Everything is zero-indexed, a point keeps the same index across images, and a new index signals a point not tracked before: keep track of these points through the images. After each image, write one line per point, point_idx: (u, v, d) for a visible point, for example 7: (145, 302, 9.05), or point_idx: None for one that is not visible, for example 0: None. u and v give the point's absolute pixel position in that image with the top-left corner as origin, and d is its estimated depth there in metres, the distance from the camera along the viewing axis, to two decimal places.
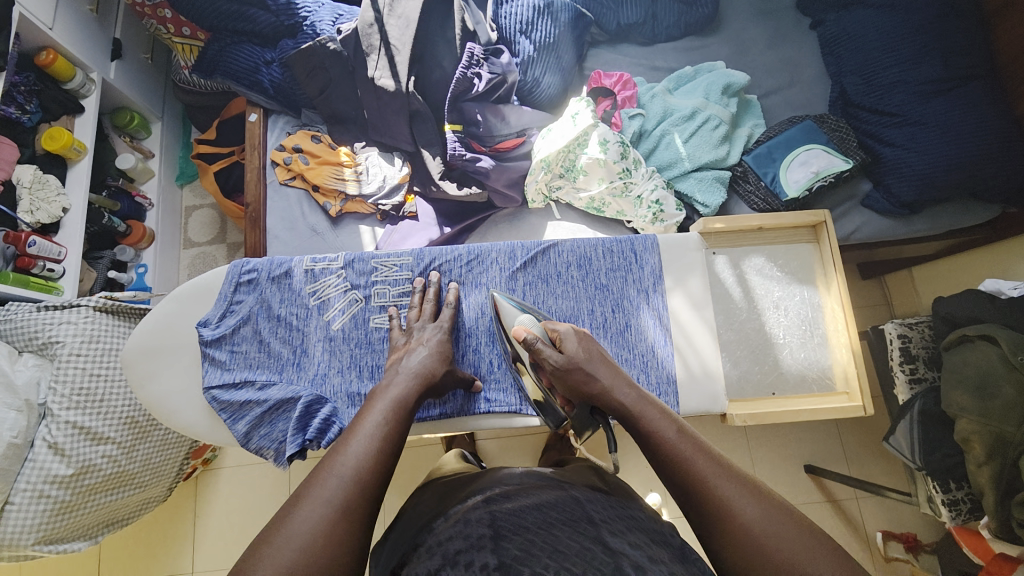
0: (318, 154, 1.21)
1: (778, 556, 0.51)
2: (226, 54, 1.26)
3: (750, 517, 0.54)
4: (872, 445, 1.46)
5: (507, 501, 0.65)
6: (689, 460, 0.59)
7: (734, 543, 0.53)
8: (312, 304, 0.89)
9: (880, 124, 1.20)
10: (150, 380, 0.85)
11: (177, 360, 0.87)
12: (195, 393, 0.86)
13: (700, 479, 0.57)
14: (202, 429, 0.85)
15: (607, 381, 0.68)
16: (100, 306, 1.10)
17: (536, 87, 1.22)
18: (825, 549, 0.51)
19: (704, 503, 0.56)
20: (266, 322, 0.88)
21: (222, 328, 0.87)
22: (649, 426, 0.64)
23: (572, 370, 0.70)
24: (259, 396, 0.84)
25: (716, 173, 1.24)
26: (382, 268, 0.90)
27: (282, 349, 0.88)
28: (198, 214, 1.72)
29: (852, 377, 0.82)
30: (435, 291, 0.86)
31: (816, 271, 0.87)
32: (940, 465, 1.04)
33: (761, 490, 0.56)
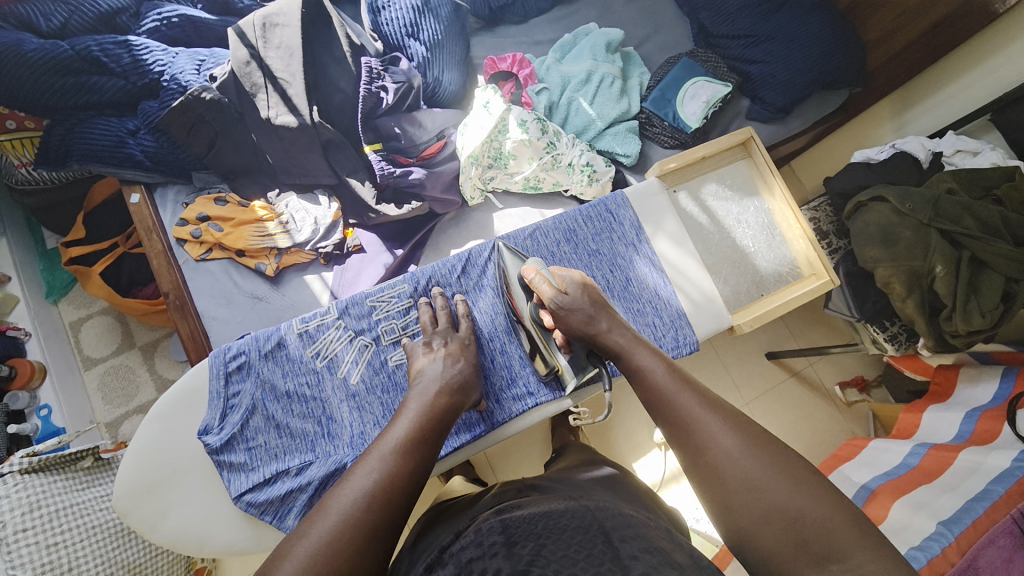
0: (230, 217, 1.09)
1: (750, 480, 0.52)
2: (76, 134, 1.07)
3: (725, 444, 0.56)
4: (810, 316, 1.69)
5: (517, 510, 0.65)
6: (671, 395, 0.62)
7: (708, 467, 0.55)
8: (320, 367, 0.82)
9: (741, 47, 1.36)
10: (163, 516, 0.75)
11: (189, 481, 0.77)
12: (223, 508, 0.77)
13: (681, 411, 0.60)
14: (245, 542, 0.76)
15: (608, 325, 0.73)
16: (26, 467, 0.92)
17: (438, 87, 1.21)
18: (803, 483, 0.51)
19: (684, 433, 0.59)
20: (276, 403, 0.80)
21: (228, 429, 0.77)
22: (638, 365, 0.68)
23: (576, 308, 0.74)
24: (300, 482, 0.76)
25: (626, 125, 1.32)
26: (380, 304, 0.85)
27: (305, 425, 0.81)
28: (90, 326, 1.47)
29: (814, 259, 0.92)
30: (443, 304, 0.84)
31: (757, 181, 0.98)
32: (873, 311, 1.24)
33: (741, 423, 0.57)
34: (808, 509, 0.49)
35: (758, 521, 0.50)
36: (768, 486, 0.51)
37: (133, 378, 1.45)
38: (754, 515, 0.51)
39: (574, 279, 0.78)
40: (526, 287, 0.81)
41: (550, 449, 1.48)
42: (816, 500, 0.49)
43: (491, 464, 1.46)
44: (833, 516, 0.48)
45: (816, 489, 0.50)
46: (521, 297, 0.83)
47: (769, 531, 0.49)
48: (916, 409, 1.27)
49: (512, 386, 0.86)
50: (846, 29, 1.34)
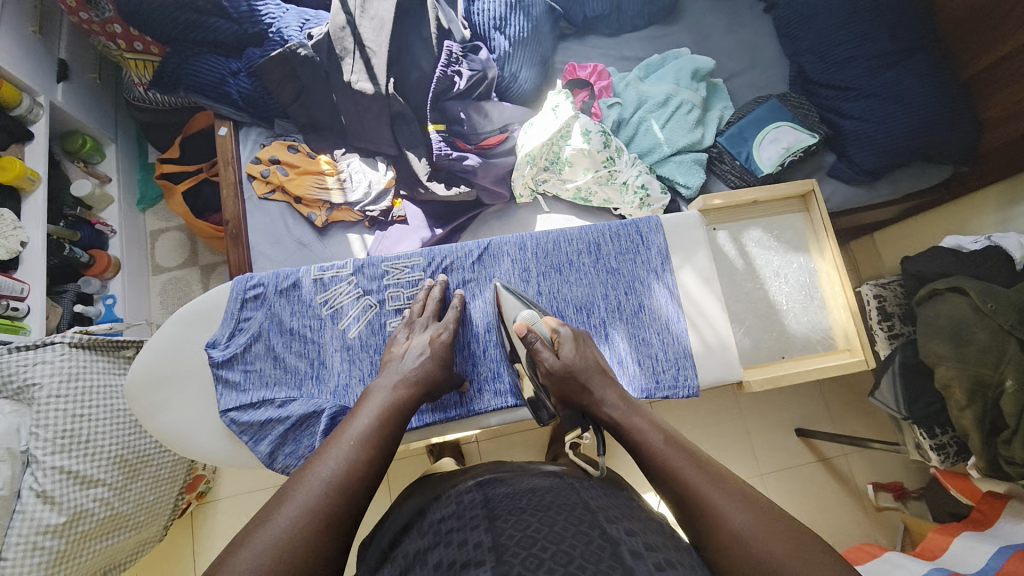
0: (297, 165, 1.18)
1: (773, 567, 0.50)
2: (187, 67, 1.20)
3: (741, 525, 0.54)
4: (852, 401, 1.55)
5: (502, 485, 0.66)
6: (679, 469, 0.60)
7: (722, 549, 0.54)
8: (325, 315, 0.87)
9: (839, 99, 1.28)
10: (162, 411, 0.82)
11: (190, 386, 0.84)
12: (213, 419, 0.84)
13: (690, 489, 0.58)
14: (222, 455, 0.83)
15: (599, 393, 0.71)
16: (75, 341, 1.05)
17: (513, 82, 1.23)
18: (830, 568, 0.49)
19: (697, 515, 0.57)
20: (279, 337, 0.86)
21: (232, 348, 0.84)
22: (636, 437, 0.66)
23: (570, 373, 0.72)
24: (280, 414, 0.81)
25: (694, 155, 1.28)
26: (393, 271, 0.89)
27: (298, 364, 0.86)
28: (165, 237, 1.64)
29: (853, 335, 0.86)
30: (440, 292, 0.86)
31: (809, 238, 0.92)
32: (924, 412, 1.12)
33: (753, 500, 0.56)
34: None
35: None
36: (791, 571, 0.49)
37: (188, 292, 1.61)
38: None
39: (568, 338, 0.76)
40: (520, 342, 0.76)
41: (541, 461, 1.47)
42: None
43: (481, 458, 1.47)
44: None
45: (836, 564, 0.49)
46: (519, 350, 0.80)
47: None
48: (948, 532, 1.14)
49: (491, 381, 0.87)
50: (963, 102, 1.22)
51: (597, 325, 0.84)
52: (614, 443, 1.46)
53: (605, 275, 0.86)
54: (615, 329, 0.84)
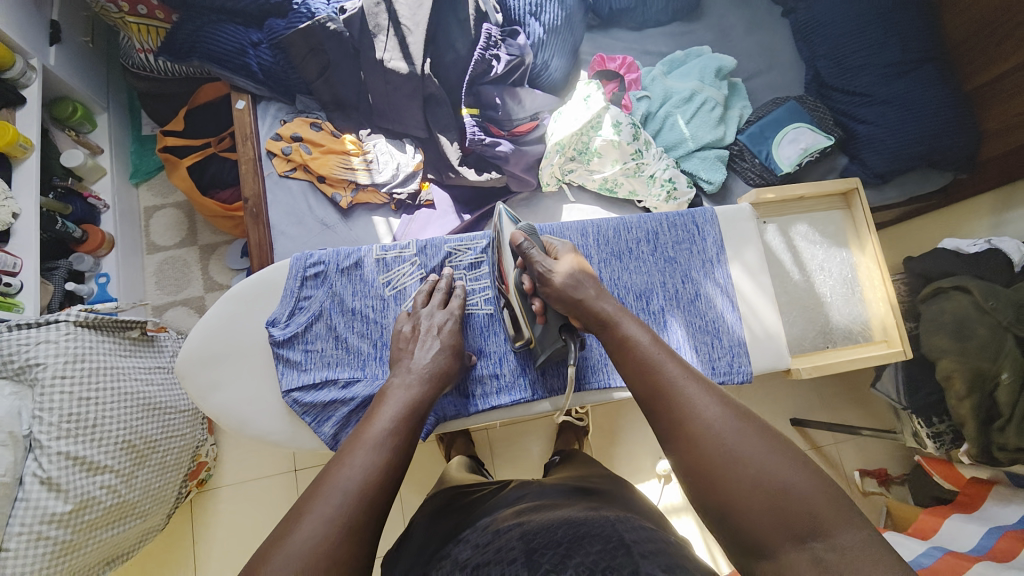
0: (321, 143, 1.14)
1: (740, 457, 0.53)
2: (205, 33, 1.14)
3: (710, 416, 0.57)
4: (846, 394, 1.63)
5: (537, 515, 0.65)
6: (658, 363, 0.63)
7: (689, 438, 0.56)
8: (388, 295, 0.86)
9: (853, 104, 1.32)
10: (216, 390, 0.80)
11: (243, 366, 0.82)
12: (271, 397, 0.81)
13: (665, 382, 0.61)
14: (281, 435, 0.81)
15: (593, 292, 0.72)
16: (81, 320, 0.99)
17: (544, 70, 1.23)
18: (792, 463, 0.52)
19: (664, 407, 0.60)
20: (340, 317, 0.84)
21: (292, 327, 0.82)
22: (623, 335, 0.67)
23: (561, 274, 0.74)
24: (345, 395, 0.80)
25: (717, 152, 1.31)
26: (456, 252, 0.89)
27: (361, 344, 0.84)
28: (160, 215, 1.55)
29: (890, 326, 0.91)
30: (446, 285, 0.84)
31: (849, 234, 0.95)
32: (924, 401, 1.18)
33: (724, 397, 0.59)
34: (791, 484, 0.51)
35: (739, 486, 0.52)
36: (750, 457, 0.53)
37: (186, 273, 1.53)
38: (737, 489, 0.52)
39: (566, 252, 0.78)
40: (514, 252, 0.79)
41: (549, 450, 1.48)
42: (807, 480, 0.51)
43: (492, 449, 1.47)
44: (817, 495, 0.50)
45: (797, 462, 0.52)
46: (510, 264, 0.81)
47: (752, 502, 0.51)
48: (939, 513, 1.20)
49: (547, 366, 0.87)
50: (968, 113, 1.29)
51: (657, 311, 0.86)
52: (622, 431, 1.49)
53: (663, 263, 0.88)
54: (674, 317, 0.85)
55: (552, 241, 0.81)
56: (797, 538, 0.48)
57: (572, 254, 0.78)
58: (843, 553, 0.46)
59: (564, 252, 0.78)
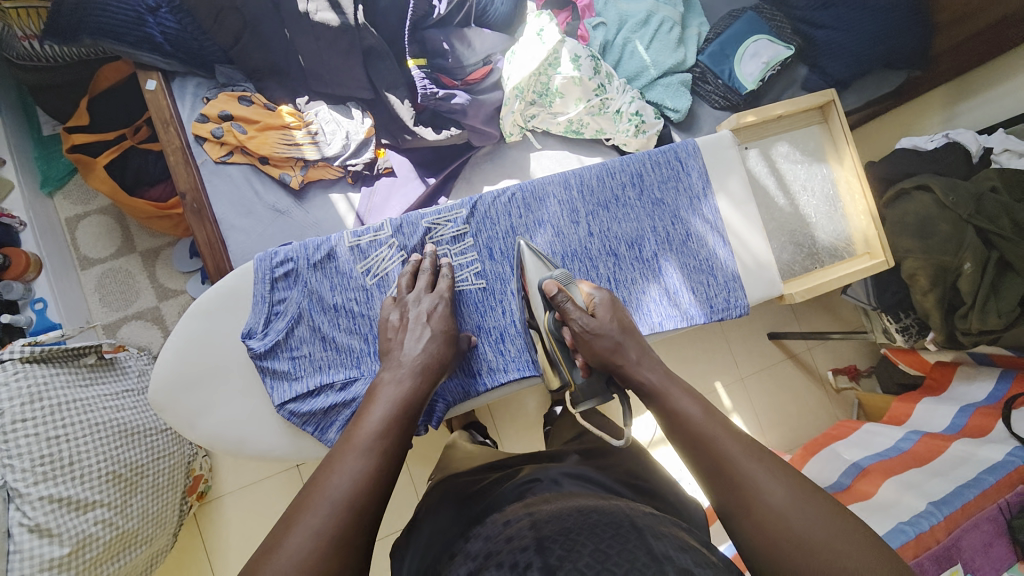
0: (254, 119, 1.01)
1: (811, 542, 0.50)
2: (88, 3, 0.96)
3: (778, 500, 0.54)
4: (817, 302, 1.71)
5: (547, 505, 0.62)
6: (714, 437, 0.59)
7: (757, 523, 0.53)
8: (370, 284, 0.80)
9: (810, 8, 1.28)
10: (204, 416, 0.75)
11: (228, 385, 0.76)
12: (265, 413, 0.77)
13: (723, 457, 0.58)
14: (285, 450, 0.77)
15: (636, 356, 0.68)
16: (27, 356, 0.90)
17: (490, 6, 1.11)
18: (873, 554, 0.49)
19: (728, 487, 0.56)
20: (323, 316, 0.78)
21: (272, 336, 0.76)
22: (673, 407, 0.63)
23: (602, 335, 0.69)
24: (343, 397, 0.76)
25: (680, 77, 1.25)
26: (435, 226, 0.83)
27: (351, 341, 0.79)
28: (87, 223, 1.39)
29: (872, 238, 0.92)
30: (430, 265, 0.79)
31: (827, 148, 0.95)
32: (891, 300, 1.24)
33: (790, 476, 0.55)
34: (871, 575, 0.48)
35: None
36: (826, 548, 0.50)
37: (132, 283, 1.40)
38: None
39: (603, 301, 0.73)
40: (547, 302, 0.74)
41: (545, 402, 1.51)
42: (886, 568, 0.48)
43: (492, 411, 1.48)
44: None
45: (877, 552, 0.49)
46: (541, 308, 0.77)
47: None
48: (911, 399, 1.30)
49: None
50: (923, 6, 1.26)
51: (650, 258, 0.84)
52: None
53: (651, 206, 0.85)
54: (667, 260, 0.84)
55: (591, 287, 0.76)
56: None
57: (611, 303, 0.73)
58: None
59: (601, 301, 0.72)
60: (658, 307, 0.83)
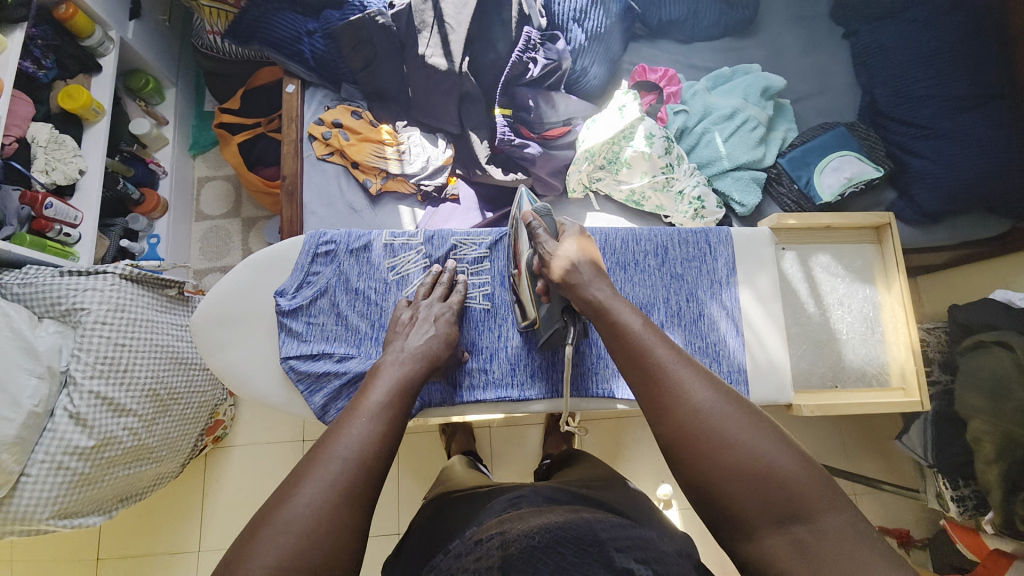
0: (359, 131, 1.18)
1: (727, 433, 0.55)
2: (266, 20, 1.22)
3: (699, 401, 0.58)
4: (871, 442, 1.53)
5: (517, 524, 0.62)
6: (648, 347, 0.63)
7: (678, 421, 0.57)
8: (391, 279, 0.89)
9: (908, 136, 1.24)
10: (223, 348, 0.85)
11: (251, 330, 0.87)
12: (270, 363, 0.86)
13: (654, 366, 0.61)
14: (276, 399, 0.85)
15: (587, 275, 0.72)
16: (125, 274, 1.08)
17: (583, 76, 1.23)
18: (778, 443, 0.54)
19: (654, 389, 0.60)
20: (344, 295, 0.88)
21: (299, 299, 0.86)
22: (616, 320, 0.67)
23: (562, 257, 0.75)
24: (339, 368, 0.83)
25: (753, 174, 1.26)
26: (461, 246, 0.91)
27: (360, 324, 0.87)
28: (211, 186, 1.66)
29: (909, 374, 0.86)
30: (449, 279, 0.87)
31: (877, 269, 0.91)
32: (950, 463, 1.08)
33: (714, 379, 0.60)
34: (778, 465, 0.53)
35: (726, 469, 0.54)
36: (734, 439, 0.55)
37: (227, 242, 1.63)
38: (724, 472, 0.54)
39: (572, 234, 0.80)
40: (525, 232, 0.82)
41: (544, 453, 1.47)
42: (791, 459, 0.53)
43: (492, 448, 1.48)
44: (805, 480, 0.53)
45: (783, 444, 0.54)
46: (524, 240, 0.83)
47: (735, 483, 0.53)
48: None
49: (535, 369, 0.88)
50: None
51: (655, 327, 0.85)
52: (622, 447, 1.46)
53: (669, 279, 0.87)
54: (672, 335, 0.85)
55: (564, 223, 0.84)
56: (780, 521, 0.51)
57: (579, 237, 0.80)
58: (822, 535, 0.50)
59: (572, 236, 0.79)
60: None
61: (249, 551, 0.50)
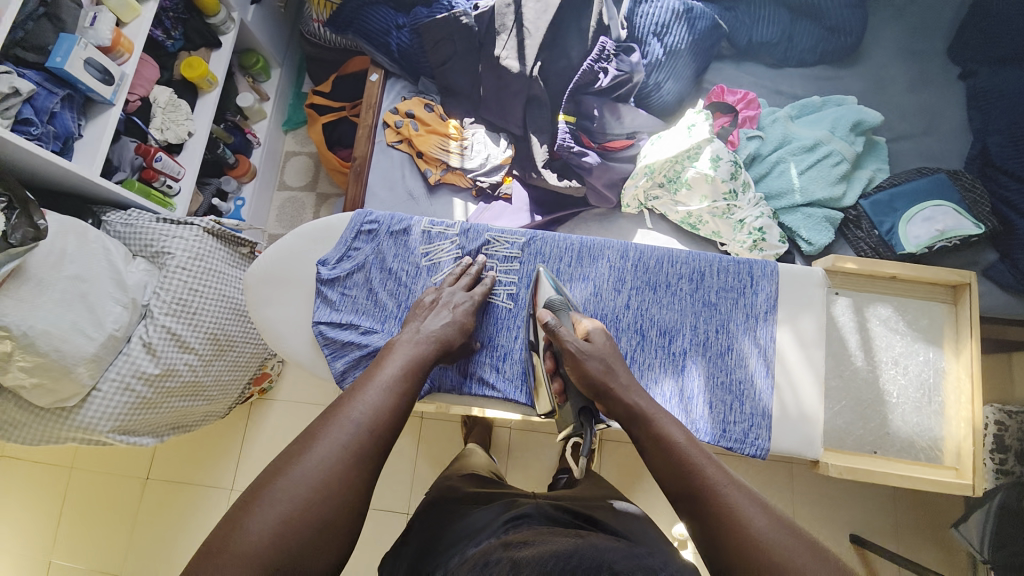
0: (428, 123, 1.25)
1: (787, 567, 0.55)
2: (363, 13, 1.31)
3: (755, 526, 0.59)
4: (930, 529, 1.35)
5: (523, 548, 0.61)
6: (700, 468, 0.65)
7: (735, 545, 0.58)
8: (423, 265, 0.93)
9: (1021, 193, 1.10)
10: (267, 305, 0.93)
11: (293, 292, 0.94)
12: (304, 325, 0.93)
13: (708, 487, 0.63)
14: (304, 358, 0.92)
15: (626, 381, 0.74)
16: (208, 228, 1.22)
17: (655, 91, 1.21)
18: (835, 574, 0.56)
19: (706, 509, 0.62)
20: (378, 273, 0.93)
21: (338, 270, 0.92)
22: (661, 429, 0.70)
23: (592, 358, 0.75)
24: (361, 340, 0.89)
25: (828, 212, 1.17)
26: (494, 242, 0.92)
27: (388, 301, 0.92)
28: (295, 160, 1.81)
29: (966, 454, 0.80)
30: (475, 271, 0.89)
31: (945, 332, 0.85)
32: (1011, 566, 0.95)
33: (766, 505, 0.62)
34: None
35: None
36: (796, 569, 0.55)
37: (301, 213, 1.77)
38: None
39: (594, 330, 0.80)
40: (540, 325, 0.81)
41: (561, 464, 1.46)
42: None
43: (509, 448, 1.48)
44: None
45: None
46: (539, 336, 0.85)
47: None
48: None
49: None
50: None
51: (678, 353, 0.84)
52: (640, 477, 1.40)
53: (701, 307, 0.85)
54: (695, 362, 0.83)
55: (580, 316, 0.83)
56: None
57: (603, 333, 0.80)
58: None
59: (592, 330, 0.79)
60: (666, 402, 0.83)
61: (263, 492, 0.56)
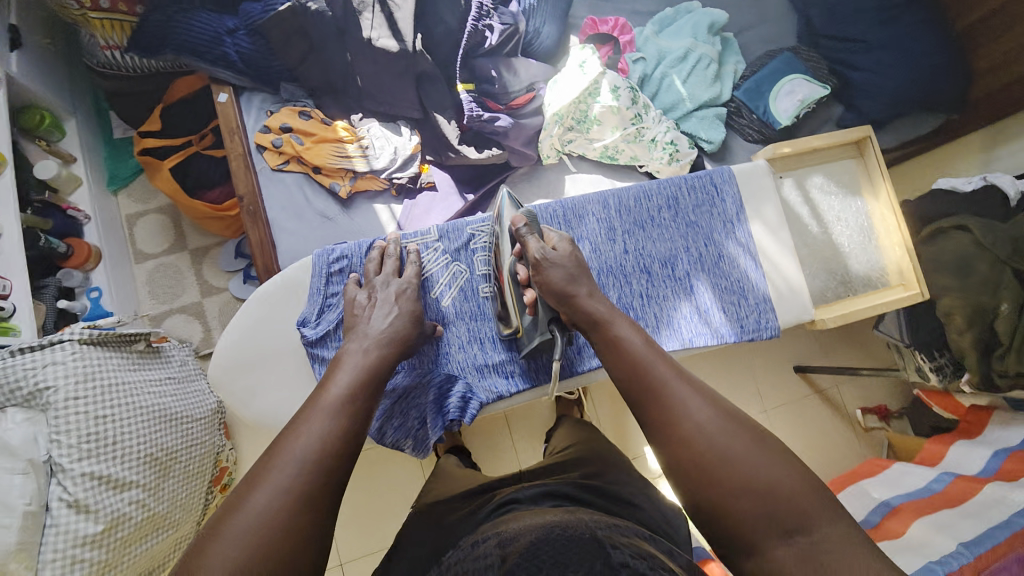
0: (312, 132, 1.09)
1: (726, 457, 0.56)
2: (176, 24, 1.08)
3: (701, 418, 0.59)
4: (845, 337, 1.67)
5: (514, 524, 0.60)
6: (650, 364, 0.65)
7: (683, 434, 0.59)
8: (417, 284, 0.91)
9: (849, 51, 1.30)
10: (252, 398, 0.84)
11: (276, 371, 0.85)
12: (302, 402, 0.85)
13: (656, 382, 0.63)
14: None
15: (587, 288, 0.76)
16: (86, 338, 0.97)
17: (536, 38, 1.19)
18: (774, 458, 0.56)
19: (653, 399, 0.62)
20: None
21: (322, 326, 0.85)
22: (615, 335, 0.70)
23: (556, 264, 0.77)
24: (388, 387, 0.87)
25: (715, 110, 1.29)
26: (478, 235, 0.94)
27: None
28: (144, 222, 1.49)
29: (908, 270, 0.97)
30: (396, 252, 0.88)
31: (862, 181, 1.00)
32: (926, 339, 1.20)
33: (716, 398, 0.62)
34: (777, 482, 0.54)
35: (732, 479, 0.55)
36: (738, 457, 0.56)
37: (179, 279, 1.48)
38: (732, 487, 0.55)
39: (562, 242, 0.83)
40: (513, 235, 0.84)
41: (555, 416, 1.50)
42: (790, 476, 0.55)
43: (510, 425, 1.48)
44: (801, 485, 0.54)
45: (782, 461, 0.56)
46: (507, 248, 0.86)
47: (746, 501, 0.54)
48: (944, 441, 1.26)
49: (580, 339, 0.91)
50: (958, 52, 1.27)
51: (683, 276, 0.90)
52: None
53: (687, 228, 0.92)
54: (699, 280, 0.91)
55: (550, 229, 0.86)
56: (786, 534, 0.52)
57: (569, 243, 0.83)
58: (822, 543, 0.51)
59: (559, 241, 0.82)
60: (690, 323, 0.89)
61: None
